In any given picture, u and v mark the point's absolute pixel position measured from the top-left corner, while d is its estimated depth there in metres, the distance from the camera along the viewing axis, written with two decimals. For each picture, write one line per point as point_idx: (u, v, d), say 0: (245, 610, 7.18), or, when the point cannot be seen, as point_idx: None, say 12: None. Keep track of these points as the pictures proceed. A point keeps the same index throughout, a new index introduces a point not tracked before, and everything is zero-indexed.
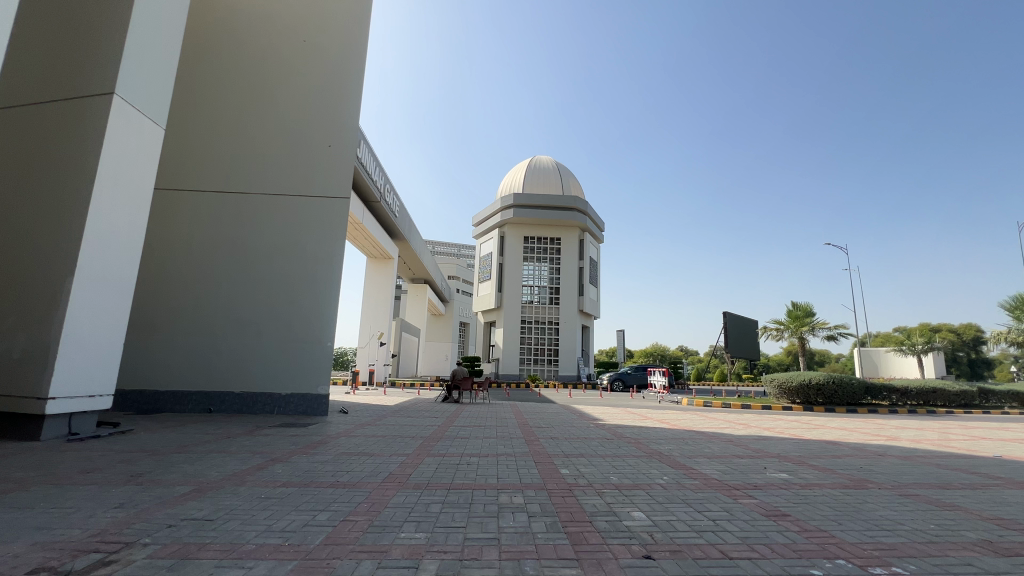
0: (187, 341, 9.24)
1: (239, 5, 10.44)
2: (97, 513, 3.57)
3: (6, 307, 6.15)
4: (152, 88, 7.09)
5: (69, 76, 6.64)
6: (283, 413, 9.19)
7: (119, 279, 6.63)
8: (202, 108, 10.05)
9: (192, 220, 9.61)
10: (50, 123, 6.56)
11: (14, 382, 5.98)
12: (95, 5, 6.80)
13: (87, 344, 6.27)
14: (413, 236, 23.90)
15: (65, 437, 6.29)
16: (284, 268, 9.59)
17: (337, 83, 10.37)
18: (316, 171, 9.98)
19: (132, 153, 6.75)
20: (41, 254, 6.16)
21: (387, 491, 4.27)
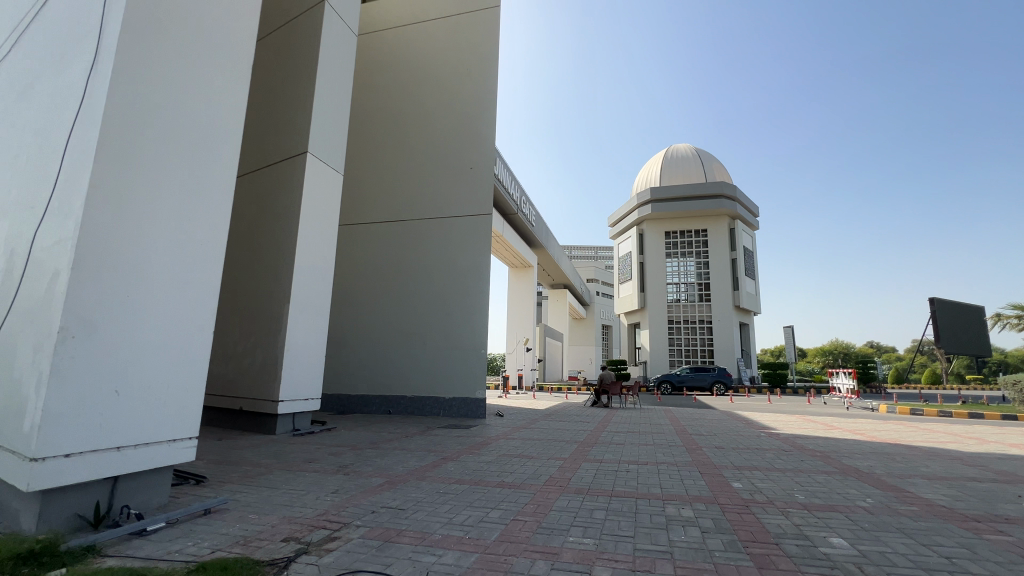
0: (370, 352, 10.78)
1: (392, 59, 12.01)
2: (320, 496, 4.38)
3: (249, 330, 7.90)
4: (333, 142, 8.54)
5: (278, 144, 8.35)
6: (448, 415, 10.12)
7: (319, 303, 8.07)
8: (369, 152, 11.74)
9: (367, 249, 11.25)
10: (267, 183, 8.35)
11: (256, 387, 7.66)
12: (291, 83, 8.47)
13: (302, 357, 7.74)
14: (550, 243, 24.43)
15: (291, 432, 7.83)
16: (441, 283, 10.63)
17: (474, 108, 11.22)
18: (461, 193, 10.88)
19: (322, 198, 8.20)
20: (268, 287, 7.80)
21: (550, 494, 4.40)
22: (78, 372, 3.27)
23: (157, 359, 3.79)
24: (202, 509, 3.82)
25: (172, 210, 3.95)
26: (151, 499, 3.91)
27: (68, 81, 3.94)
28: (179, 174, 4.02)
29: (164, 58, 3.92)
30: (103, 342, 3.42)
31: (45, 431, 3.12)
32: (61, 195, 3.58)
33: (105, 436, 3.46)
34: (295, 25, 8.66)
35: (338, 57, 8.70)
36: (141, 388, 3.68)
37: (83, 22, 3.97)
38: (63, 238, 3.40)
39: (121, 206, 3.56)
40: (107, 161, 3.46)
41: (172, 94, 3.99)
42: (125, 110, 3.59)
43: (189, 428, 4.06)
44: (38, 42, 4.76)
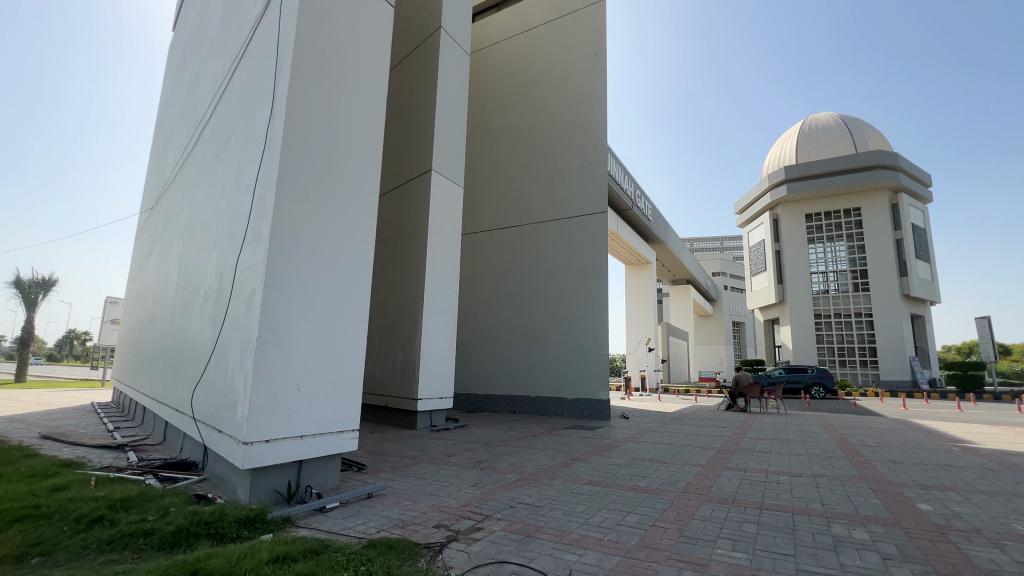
0: (494, 353, 11.29)
1: (502, 71, 12.50)
2: (461, 488, 4.70)
3: (390, 335, 8.80)
4: (453, 157, 9.16)
5: (407, 165, 9.21)
6: (572, 416, 10.14)
7: (447, 308, 8.67)
8: (485, 163, 12.35)
9: (487, 255, 11.84)
10: (399, 202, 9.26)
11: (399, 386, 8.50)
12: (415, 109, 9.29)
13: (436, 359, 8.40)
14: (668, 237, 23.20)
15: (430, 427, 8.52)
16: (559, 284, 10.74)
17: (585, 106, 11.15)
18: (574, 193, 10.89)
19: (446, 212, 8.85)
20: (404, 296, 8.62)
21: (690, 502, 4.16)
22: (271, 371, 3.96)
23: (326, 359, 4.41)
24: (366, 493, 4.36)
25: (333, 231, 4.57)
26: (327, 480, 4.56)
27: (254, 132, 4.82)
28: (337, 200, 4.64)
29: (321, 101, 4.59)
30: (288, 346, 4.09)
31: (251, 419, 3.84)
32: (254, 226, 4.37)
33: (292, 425, 4.13)
34: (416, 56, 9.51)
35: (454, 78, 9.33)
36: (316, 385, 4.32)
37: (263, 83, 4.83)
38: (257, 261, 4.15)
39: (296, 231, 4.23)
40: (284, 194, 4.14)
41: (329, 131, 4.64)
42: (295, 150, 4.27)
43: (352, 421, 4.64)
44: (231, 105, 5.91)
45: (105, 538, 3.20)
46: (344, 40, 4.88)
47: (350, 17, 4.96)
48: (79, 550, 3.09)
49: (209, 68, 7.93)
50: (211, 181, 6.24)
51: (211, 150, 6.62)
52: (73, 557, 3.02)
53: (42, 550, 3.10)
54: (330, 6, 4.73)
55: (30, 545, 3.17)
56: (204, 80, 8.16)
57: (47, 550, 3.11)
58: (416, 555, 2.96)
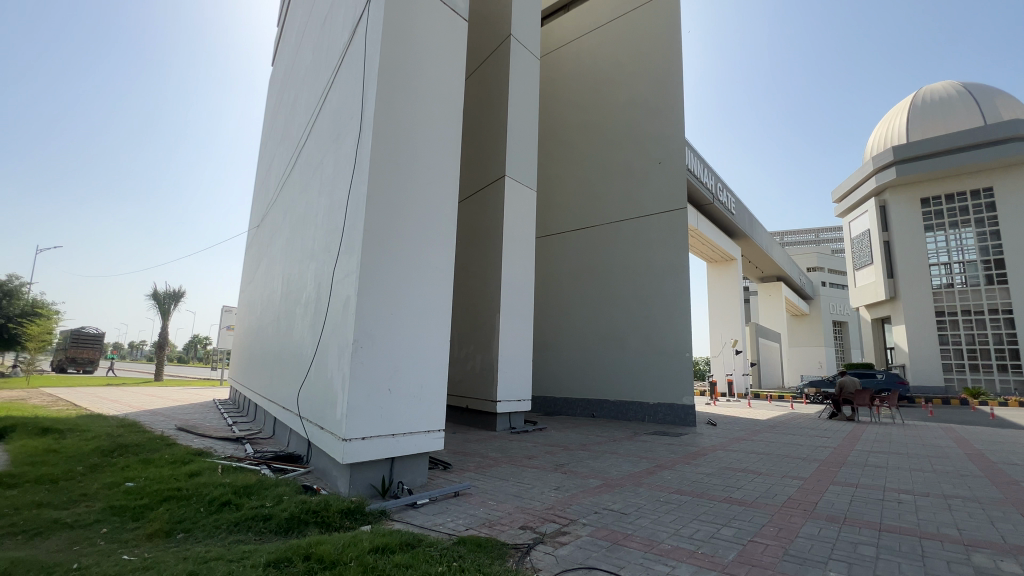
0: (571, 356, 11.22)
1: (573, 72, 12.46)
2: (544, 491, 4.71)
3: (468, 339, 9.06)
4: (526, 162, 9.27)
5: (481, 173, 9.47)
6: (654, 421, 9.77)
7: (524, 311, 8.76)
8: (557, 166, 12.36)
9: (562, 258, 11.81)
10: (475, 209, 9.53)
11: (479, 388, 8.71)
12: (488, 117, 9.52)
13: (514, 362, 8.51)
14: (755, 231, 21.66)
15: (509, 429, 8.65)
16: (637, 285, 10.43)
17: (659, 100, 10.76)
18: (650, 191, 10.54)
19: (520, 216, 8.96)
20: (481, 300, 8.85)
21: (793, 518, 3.83)
22: (365, 373, 4.24)
23: (414, 362, 4.65)
24: (453, 491, 4.52)
25: (417, 241, 4.80)
26: (416, 477, 4.78)
27: (345, 152, 5.21)
28: (420, 210, 4.87)
29: (404, 117, 4.85)
30: (380, 349, 4.36)
31: (349, 417, 4.14)
32: (347, 239, 4.72)
33: (384, 424, 4.39)
34: (487, 66, 9.76)
35: (525, 83, 9.44)
36: (406, 387, 4.56)
37: (352, 106, 5.22)
38: (351, 271, 4.48)
39: (385, 242, 4.50)
40: (373, 208, 4.43)
41: (412, 145, 4.89)
42: (382, 166, 4.56)
43: (439, 421, 4.84)
44: (324, 128, 6.44)
45: (233, 520, 3.62)
46: (423, 57, 5.13)
47: (428, 36, 5.20)
48: (213, 529, 3.53)
49: (304, 97, 8.72)
50: (308, 199, 6.84)
51: (307, 170, 7.26)
52: (208, 535, 3.45)
53: (184, 527, 3.57)
54: (410, 27, 5.00)
55: (175, 522, 3.67)
56: (300, 108, 8.99)
57: (188, 528, 3.57)
58: (506, 555, 3.01)
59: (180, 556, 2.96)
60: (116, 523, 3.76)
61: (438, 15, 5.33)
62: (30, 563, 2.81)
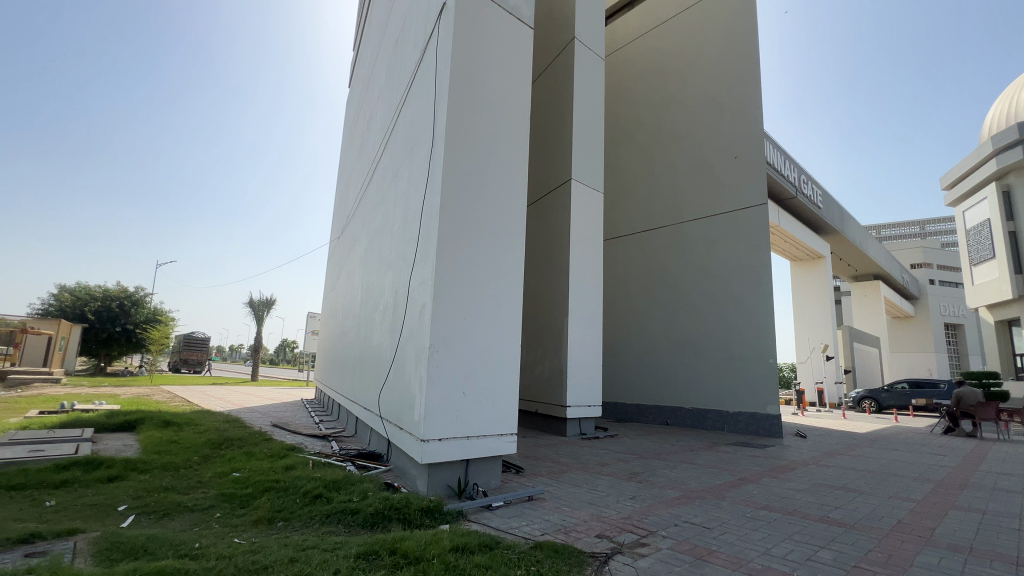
0: (643, 361, 10.88)
1: (640, 70, 12.17)
2: (619, 500, 4.59)
3: (536, 343, 9.08)
4: (592, 164, 9.17)
5: (547, 178, 9.50)
6: (735, 432, 9.19)
7: (593, 315, 8.64)
8: (625, 166, 12.11)
9: (632, 260, 11.53)
10: (541, 213, 9.57)
11: (548, 393, 8.69)
12: (553, 122, 9.54)
13: (583, 366, 8.40)
14: (847, 225, 19.80)
15: (580, 435, 8.54)
16: (713, 286, 9.92)
17: (735, 91, 10.18)
18: (726, 187, 10.00)
19: (587, 219, 8.87)
20: (549, 305, 8.84)
21: (905, 545, 3.44)
22: (441, 377, 4.40)
23: (487, 367, 4.74)
24: (527, 495, 4.54)
25: (489, 248, 4.91)
26: (491, 479, 4.86)
27: (419, 165, 5.45)
28: (492, 218, 4.98)
29: (475, 128, 4.98)
30: (454, 354, 4.50)
31: (427, 419, 4.31)
32: (422, 248, 4.93)
33: (460, 427, 4.51)
34: (551, 70, 9.79)
35: (590, 85, 9.34)
36: (480, 391, 4.66)
37: (424, 120, 5.45)
38: (426, 279, 4.66)
39: (459, 249, 4.66)
40: (446, 217, 4.60)
41: (482, 154, 5.01)
42: (454, 177, 4.71)
43: (512, 425, 4.88)
44: (398, 142, 6.78)
45: (324, 512, 3.89)
46: (491, 67, 5.22)
47: (495, 45, 5.29)
48: (308, 520, 3.81)
49: (379, 114, 9.26)
50: (385, 211, 7.23)
51: (384, 183, 7.69)
52: (304, 525, 3.74)
53: (284, 516, 3.89)
54: (479, 40, 5.14)
55: (275, 511, 4.01)
56: (376, 125, 9.55)
57: (287, 517, 3.89)
58: (583, 563, 2.98)
59: (281, 543, 3.23)
60: (226, 509, 4.19)
61: (506, 25, 5.43)
62: (161, 541, 3.20)
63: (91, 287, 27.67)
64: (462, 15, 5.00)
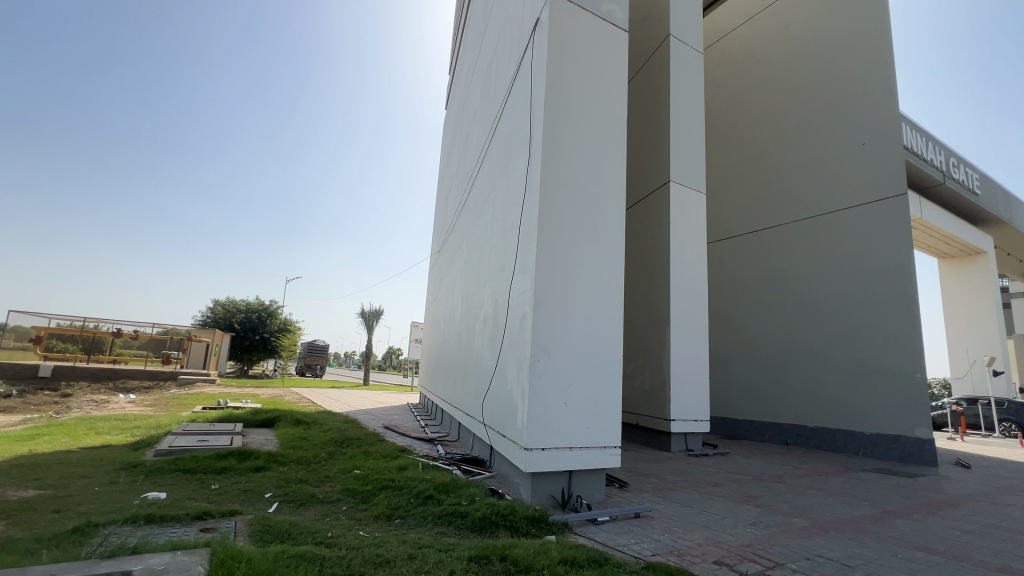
0: (756, 373, 10.01)
1: (745, 59, 11.38)
2: (738, 525, 4.22)
3: (636, 352, 8.78)
4: (693, 163, 8.72)
5: (643, 181, 9.22)
6: (873, 457, 7.94)
7: (698, 323, 8.14)
8: (731, 164, 11.36)
9: (741, 263, 10.72)
10: (638, 218, 9.28)
11: (649, 405, 8.32)
12: (648, 124, 9.27)
13: (688, 378, 7.93)
14: (1016, 214, 16.51)
15: (686, 451, 8.03)
16: (839, 290, 8.83)
17: (860, 70, 9.05)
18: (853, 179, 8.89)
19: (689, 222, 8.43)
20: (648, 313, 8.52)
21: None
22: (543, 386, 4.42)
23: (589, 376, 4.67)
24: (634, 512, 4.36)
25: (588, 256, 4.86)
26: (595, 493, 4.75)
27: (516, 177, 5.60)
28: (591, 226, 4.93)
29: (573, 137, 5.00)
30: (556, 363, 4.51)
31: (530, 428, 4.36)
32: (521, 258, 5.03)
33: (562, 436, 4.49)
34: (645, 71, 9.52)
35: (688, 81, 8.92)
36: (581, 401, 4.60)
37: (521, 134, 5.59)
38: (526, 288, 4.76)
39: (559, 258, 4.68)
40: (545, 228, 4.66)
41: (580, 162, 5.00)
42: (550, 187, 4.76)
43: (615, 438, 4.72)
44: (495, 157, 7.04)
45: (436, 513, 4.09)
46: (587, 75, 5.21)
47: (592, 53, 5.28)
48: (421, 519, 4.05)
49: (475, 131, 9.71)
50: (483, 224, 7.52)
51: (481, 197, 8.03)
52: (418, 524, 3.98)
53: (400, 514, 4.17)
54: (574, 49, 5.16)
55: (392, 509, 4.31)
56: (472, 142, 10.02)
57: (403, 515, 4.16)
58: None
59: (400, 539, 3.46)
60: (351, 503, 4.60)
61: (601, 32, 5.39)
62: (302, 527, 3.60)
63: (237, 301, 32.31)
64: (556, 27, 5.08)
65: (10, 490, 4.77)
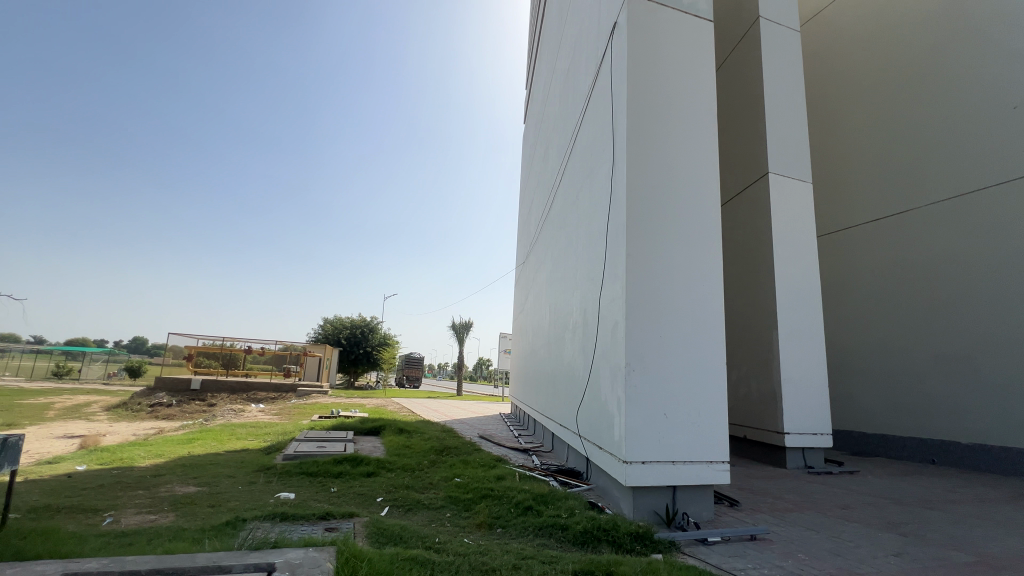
0: (889, 381, 8.82)
1: (852, 31, 10.24)
2: (877, 556, 3.70)
3: (741, 359, 8.15)
4: (795, 152, 8.00)
5: (738, 176, 8.63)
6: None
7: (813, 325, 7.36)
8: (842, 149, 10.26)
9: (861, 258, 9.58)
10: (734, 216, 8.69)
11: (759, 417, 7.64)
12: (740, 114, 8.69)
13: (804, 387, 7.17)
14: None
15: (805, 468, 7.18)
16: (991, 281, 7.49)
17: (1001, 23, 7.68)
18: (1002, 151, 7.53)
19: (794, 216, 7.71)
20: (752, 316, 7.88)
21: None
22: (640, 396, 4.27)
23: (689, 386, 4.42)
24: (749, 534, 4.01)
25: (681, 258, 4.63)
26: (702, 511, 4.45)
27: (601, 185, 5.53)
28: (683, 228, 4.70)
29: (660, 139, 4.82)
30: (652, 373, 4.33)
31: (628, 440, 4.23)
32: (610, 266, 4.94)
33: (664, 450, 4.28)
34: (734, 59, 8.96)
35: (784, 64, 8.23)
36: (682, 413, 4.36)
37: (603, 141, 5.54)
38: (617, 296, 4.67)
39: (648, 264, 4.51)
40: (633, 233, 4.53)
41: (669, 162, 4.80)
42: (638, 191, 4.63)
43: (723, 453, 4.40)
44: (577, 166, 7.04)
45: (537, 524, 4.11)
46: (671, 73, 5.01)
47: (676, 49, 5.07)
48: (523, 530, 4.08)
49: (555, 142, 9.77)
50: (568, 234, 7.51)
51: (564, 207, 8.04)
52: (520, 534, 4.02)
53: (501, 524, 4.24)
54: (656, 49, 5.00)
55: (494, 518, 4.39)
56: (552, 154, 10.10)
57: (504, 524, 4.23)
58: None
59: (503, 548, 3.52)
60: (454, 510, 4.78)
61: (685, 25, 5.17)
62: (412, 531, 3.80)
63: (344, 318, 35.35)
64: (635, 28, 4.98)
65: (177, 486, 5.64)
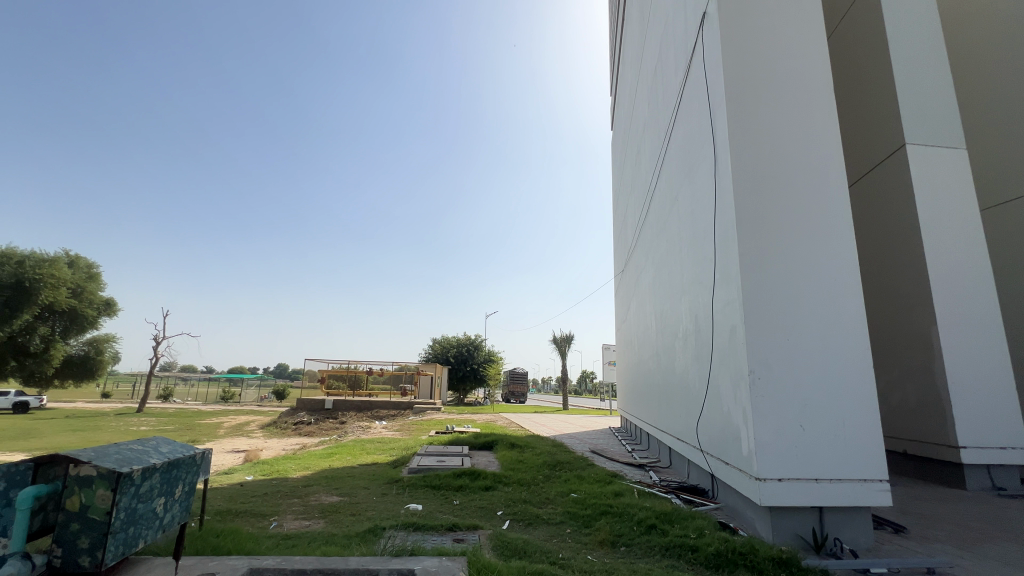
0: None
1: None
2: None
3: (893, 362, 7.05)
4: (937, 118, 6.89)
5: (865, 155, 7.64)
6: None
7: (987, 317, 6.13)
8: (1003, 103, 8.55)
9: None
10: (867, 197, 7.65)
11: (922, 428, 6.52)
12: (860, 85, 7.72)
13: (980, 392, 5.98)
14: None
15: (993, 490, 5.94)
16: None
17: None
18: None
19: (945, 190, 6.60)
20: (901, 311, 6.81)
21: None
22: (769, 407, 3.91)
23: (827, 395, 3.94)
24: (924, 566, 3.43)
25: (805, 255, 4.18)
26: (859, 537, 3.90)
27: (703, 183, 5.26)
28: (803, 219, 4.26)
29: (767, 125, 4.46)
30: (781, 380, 3.95)
31: (759, 454, 3.87)
32: (721, 267, 4.63)
33: (804, 466, 3.84)
34: (847, 26, 8.04)
35: (915, 19, 7.18)
36: (821, 425, 3.89)
37: (702, 136, 5.26)
38: (731, 298, 4.35)
39: (765, 262, 4.15)
40: (746, 231, 4.21)
41: (780, 149, 4.41)
42: (746, 185, 4.30)
43: (879, 470, 3.83)
44: (674, 167, 6.78)
45: (663, 544, 3.91)
46: (773, 54, 4.63)
47: (777, 28, 4.69)
48: (648, 549, 3.92)
49: (647, 145, 9.48)
50: (670, 237, 7.20)
51: (663, 212, 7.76)
52: (645, 554, 3.86)
53: (624, 541, 4.11)
54: (752, 32, 4.67)
55: (616, 535, 4.28)
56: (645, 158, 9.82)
57: (627, 542, 4.10)
58: None
59: (628, 567, 3.41)
60: (574, 526, 4.73)
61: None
62: (535, 546, 3.84)
63: (451, 337, 37.29)
64: (730, 15, 4.70)
65: (323, 495, 6.35)
